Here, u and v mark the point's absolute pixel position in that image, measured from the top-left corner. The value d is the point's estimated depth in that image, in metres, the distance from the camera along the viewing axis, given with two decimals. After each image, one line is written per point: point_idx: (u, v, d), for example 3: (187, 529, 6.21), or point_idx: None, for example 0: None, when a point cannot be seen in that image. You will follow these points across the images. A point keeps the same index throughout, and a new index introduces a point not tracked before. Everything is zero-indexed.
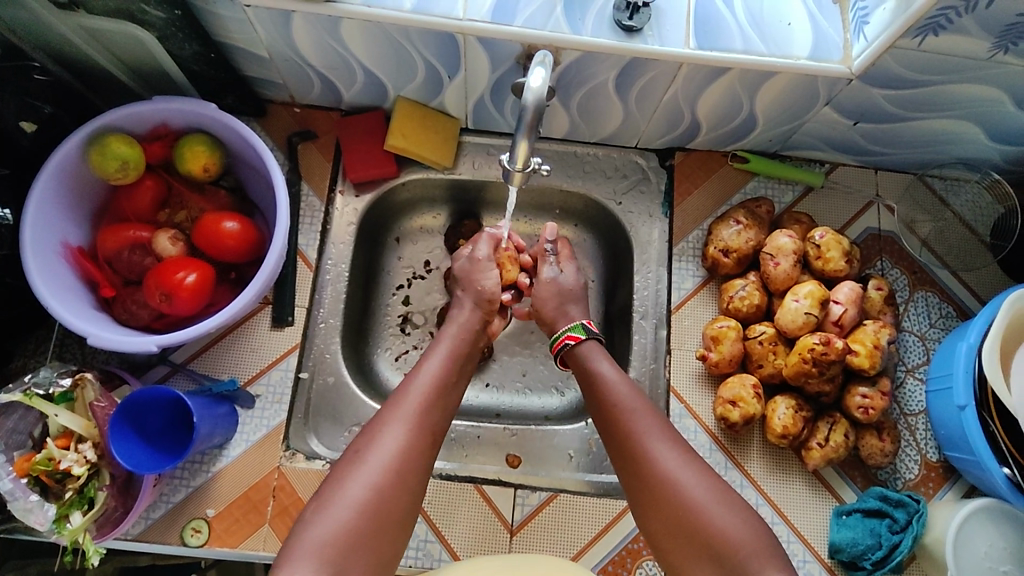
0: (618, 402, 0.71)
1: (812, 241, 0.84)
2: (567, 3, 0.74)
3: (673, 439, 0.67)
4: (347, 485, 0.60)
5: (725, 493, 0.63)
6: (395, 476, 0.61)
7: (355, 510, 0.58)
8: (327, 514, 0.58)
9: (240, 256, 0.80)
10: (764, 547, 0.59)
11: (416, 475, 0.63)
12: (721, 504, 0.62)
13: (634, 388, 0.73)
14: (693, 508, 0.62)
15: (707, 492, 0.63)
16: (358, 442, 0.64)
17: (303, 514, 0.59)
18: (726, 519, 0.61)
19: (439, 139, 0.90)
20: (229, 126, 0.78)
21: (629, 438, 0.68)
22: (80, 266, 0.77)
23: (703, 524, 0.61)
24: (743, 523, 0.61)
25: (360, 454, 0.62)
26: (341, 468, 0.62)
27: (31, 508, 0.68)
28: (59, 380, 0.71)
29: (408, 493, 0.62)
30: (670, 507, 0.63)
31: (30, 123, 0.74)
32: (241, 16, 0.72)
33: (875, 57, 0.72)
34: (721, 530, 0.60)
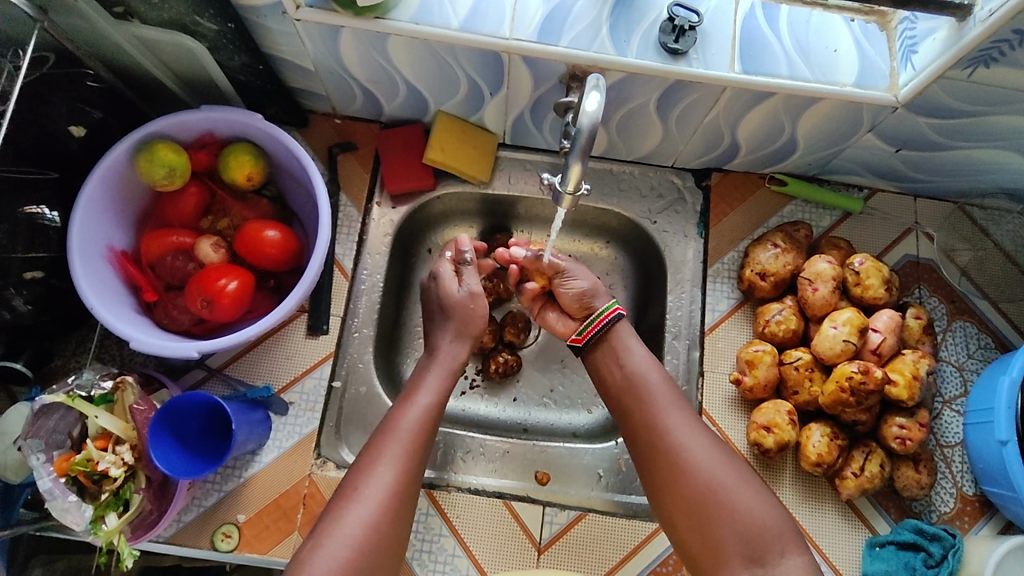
0: (641, 388, 0.73)
1: (851, 268, 0.83)
2: (613, 24, 0.74)
3: (699, 426, 0.70)
4: (344, 520, 0.62)
5: (749, 485, 0.66)
6: (387, 511, 0.63)
7: (353, 545, 0.61)
8: (325, 549, 0.60)
9: (280, 264, 0.81)
10: (784, 531, 0.63)
11: (404, 513, 0.65)
12: (743, 492, 0.65)
13: (663, 376, 0.74)
14: (717, 494, 0.65)
15: (731, 478, 0.66)
16: (353, 478, 0.65)
17: (301, 550, 0.61)
18: (749, 503, 0.64)
19: (476, 154, 0.91)
20: (274, 137, 0.79)
21: (652, 424, 0.70)
22: (123, 269, 0.78)
23: (728, 509, 0.64)
24: (764, 506, 0.64)
25: (355, 489, 0.64)
26: (338, 502, 0.64)
27: (69, 509, 0.69)
28: (101, 383, 0.72)
29: (401, 515, 0.64)
30: (691, 496, 0.65)
31: (79, 127, 0.76)
32: (291, 29, 0.74)
33: (923, 86, 0.71)
34: (745, 514, 0.63)
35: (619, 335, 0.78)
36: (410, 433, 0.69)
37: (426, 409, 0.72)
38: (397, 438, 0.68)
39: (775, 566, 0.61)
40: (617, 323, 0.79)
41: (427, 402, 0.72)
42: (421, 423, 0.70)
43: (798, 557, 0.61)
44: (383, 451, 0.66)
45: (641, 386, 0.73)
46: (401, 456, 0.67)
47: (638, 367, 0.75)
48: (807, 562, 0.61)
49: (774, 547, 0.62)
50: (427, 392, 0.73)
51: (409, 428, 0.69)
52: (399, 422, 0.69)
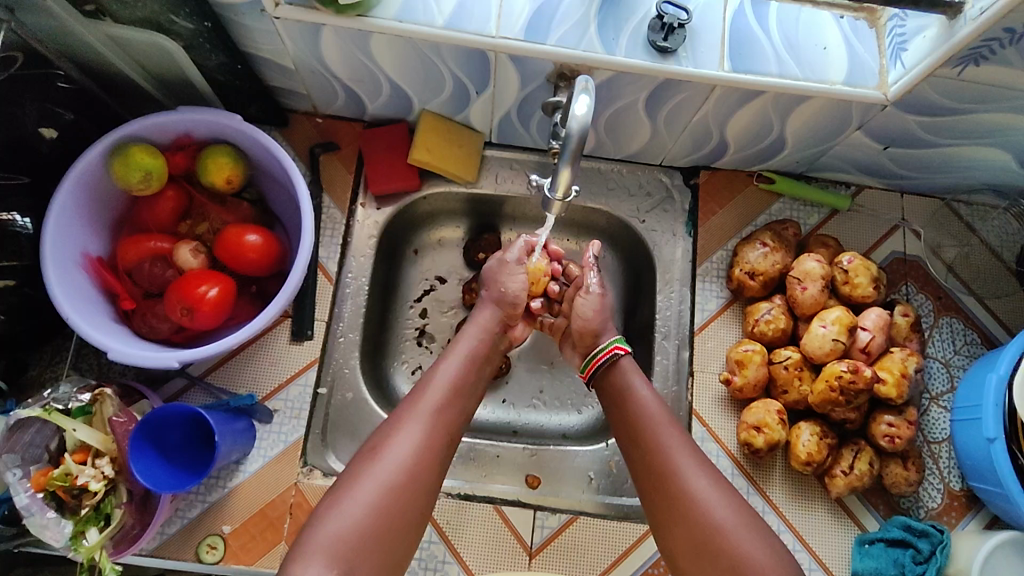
0: (647, 427, 0.71)
1: (840, 266, 0.83)
2: (601, 22, 0.73)
3: (704, 465, 0.67)
4: (367, 474, 0.61)
5: (754, 526, 0.63)
6: (410, 470, 0.62)
7: (370, 505, 0.59)
8: (345, 502, 0.59)
9: (263, 270, 0.79)
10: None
11: (431, 474, 0.64)
12: (746, 533, 0.62)
13: (667, 412, 0.73)
14: (719, 537, 0.62)
15: (734, 521, 0.63)
16: (376, 438, 0.65)
17: (323, 503, 0.60)
18: (752, 548, 0.61)
19: (462, 153, 0.89)
20: (254, 139, 0.76)
21: (657, 462, 0.68)
22: (99, 276, 0.76)
23: (729, 553, 0.61)
24: (770, 552, 0.61)
25: (377, 449, 0.63)
26: (359, 461, 0.63)
27: (48, 525, 0.67)
28: (78, 395, 0.70)
29: (425, 479, 0.63)
30: (695, 538, 0.63)
31: (50, 129, 0.73)
32: (270, 28, 0.71)
33: (913, 84, 0.70)
34: (747, 558, 0.60)
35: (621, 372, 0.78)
36: (437, 397, 0.69)
37: (456, 379, 0.72)
38: (420, 403, 0.68)
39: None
40: (615, 361, 0.79)
41: (455, 373, 0.72)
42: (451, 392, 0.70)
43: None
44: (409, 415, 0.66)
45: (647, 423, 0.71)
46: (427, 419, 0.67)
47: (642, 400, 0.74)
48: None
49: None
50: (456, 353, 0.75)
51: (436, 394, 0.69)
52: (426, 390, 0.69)
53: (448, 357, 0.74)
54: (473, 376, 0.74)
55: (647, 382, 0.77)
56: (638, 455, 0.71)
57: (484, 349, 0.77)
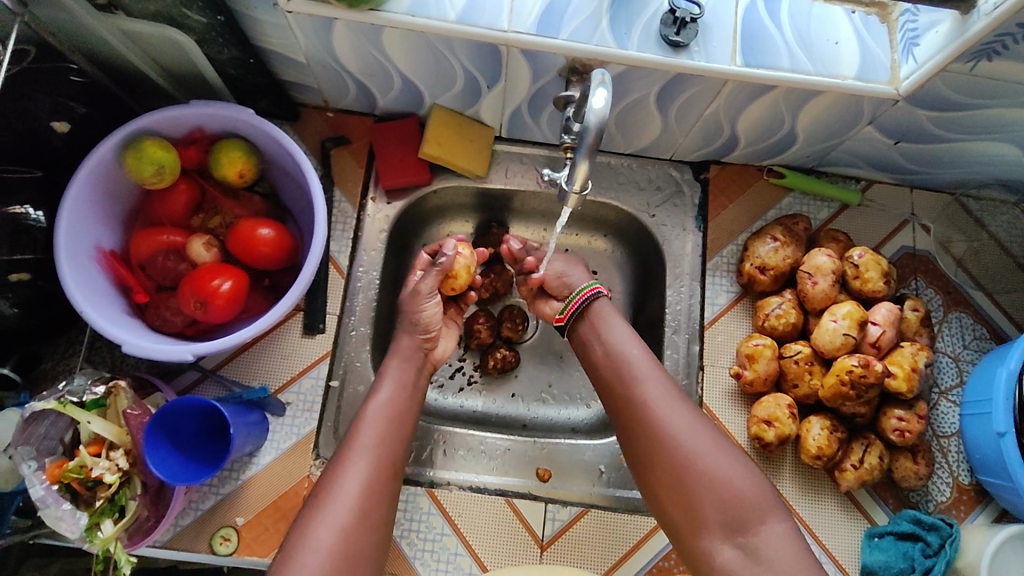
0: (622, 361, 0.73)
1: (851, 261, 0.83)
2: (613, 16, 0.73)
3: (675, 394, 0.70)
4: (313, 532, 0.61)
5: (730, 452, 0.66)
6: (359, 513, 0.63)
7: (324, 555, 0.60)
8: (293, 569, 0.59)
9: (275, 263, 0.79)
10: (763, 496, 0.64)
11: (375, 521, 0.64)
12: (723, 458, 0.65)
13: (641, 347, 0.75)
14: (700, 466, 0.65)
15: (709, 446, 0.66)
16: (319, 490, 0.65)
17: (272, 570, 0.60)
18: (731, 475, 0.64)
19: (472, 147, 0.89)
20: (266, 133, 0.76)
21: (632, 394, 0.71)
22: (112, 269, 0.76)
23: (706, 475, 0.64)
24: (744, 472, 0.65)
25: (320, 501, 0.63)
26: (306, 515, 0.63)
27: (63, 516, 0.68)
28: (92, 388, 0.71)
29: (372, 531, 0.63)
30: (672, 463, 0.66)
31: (63, 123, 0.73)
32: (282, 21, 0.71)
33: (926, 79, 0.70)
34: (725, 482, 0.64)
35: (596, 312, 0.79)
36: (372, 432, 0.69)
37: (389, 411, 0.71)
38: (358, 440, 0.68)
39: (756, 534, 0.62)
40: (594, 301, 0.80)
41: (387, 406, 0.71)
42: (387, 421, 0.70)
43: (778, 524, 0.62)
44: (347, 456, 0.66)
45: (622, 358, 0.73)
46: (366, 458, 0.67)
47: (617, 336, 0.75)
48: (788, 528, 0.62)
49: (754, 515, 0.63)
50: (389, 384, 0.73)
51: (371, 431, 0.69)
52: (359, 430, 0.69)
53: (382, 384, 0.73)
54: (408, 399, 0.74)
55: (617, 315, 0.79)
56: (614, 392, 0.73)
57: (416, 376, 0.77)
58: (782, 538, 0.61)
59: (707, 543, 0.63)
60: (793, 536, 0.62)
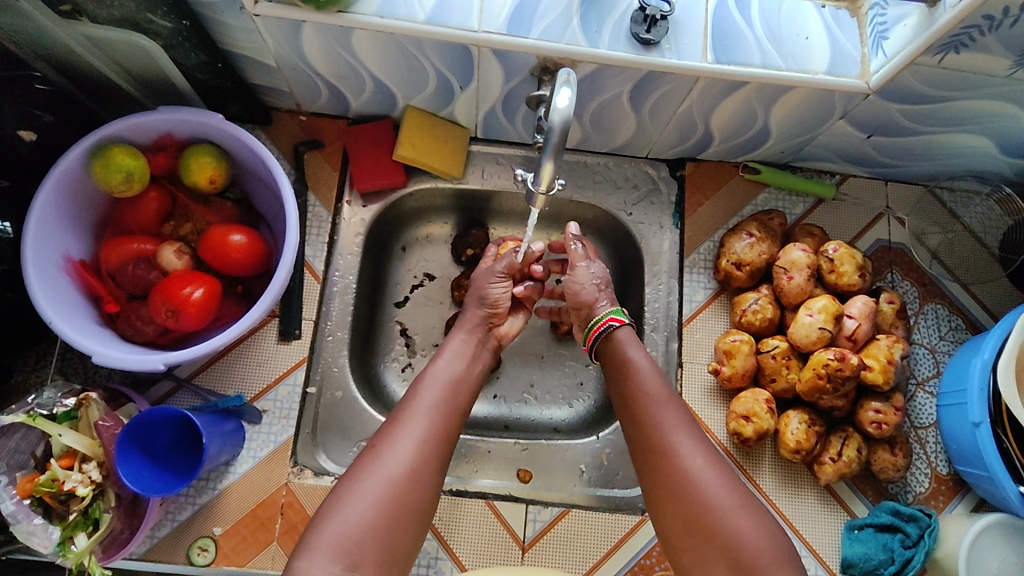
0: (645, 403, 0.71)
1: (826, 255, 0.84)
2: (583, 14, 0.72)
3: (700, 442, 0.67)
4: (371, 469, 0.61)
5: (749, 506, 0.63)
6: (415, 467, 0.63)
7: (376, 502, 0.60)
8: (347, 505, 0.59)
9: (248, 269, 0.78)
10: (783, 558, 0.60)
11: (434, 470, 0.64)
12: (739, 512, 0.62)
13: (665, 386, 0.73)
14: (714, 517, 0.62)
15: (728, 500, 0.63)
16: (375, 440, 0.65)
17: (328, 500, 0.60)
18: (746, 530, 0.61)
19: (447, 149, 0.89)
20: (236, 138, 0.76)
21: (653, 439, 0.69)
22: (82, 279, 0.75)
23: (722, 531, 0.61)
24: (762, 531, 0.61)
25: (376, 449, 0.63)
26: (360, 459, 0.63)
27: (35, 531, 0.67)
28: (63, 401, 0.69)
29: (429, 481, 0.63)
30: (691, 514, 0.63)
31: (28, 132, 0.72)
32: (250, 25, 0.71)
33: (895, 73, 0.71)
34: (740, 538, 0.60)
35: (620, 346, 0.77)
36: (435, 396, 0.69)
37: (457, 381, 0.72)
38: (419, 400, 0.68)
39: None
40: (611, 333, 0.78)
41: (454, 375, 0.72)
42: (449, 390, 0.71)
43: None
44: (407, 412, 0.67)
45: (642, 394, 0.72)
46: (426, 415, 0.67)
47: (640, 370, 0.74)
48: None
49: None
50: (452, 354, 0.75)
51: (435, 388, 0.70)
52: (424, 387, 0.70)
53: (443, 358, 0.74)
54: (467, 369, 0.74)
55: (645, 359, 0.76)
56: (634, 432, 0.71)
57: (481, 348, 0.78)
58: None
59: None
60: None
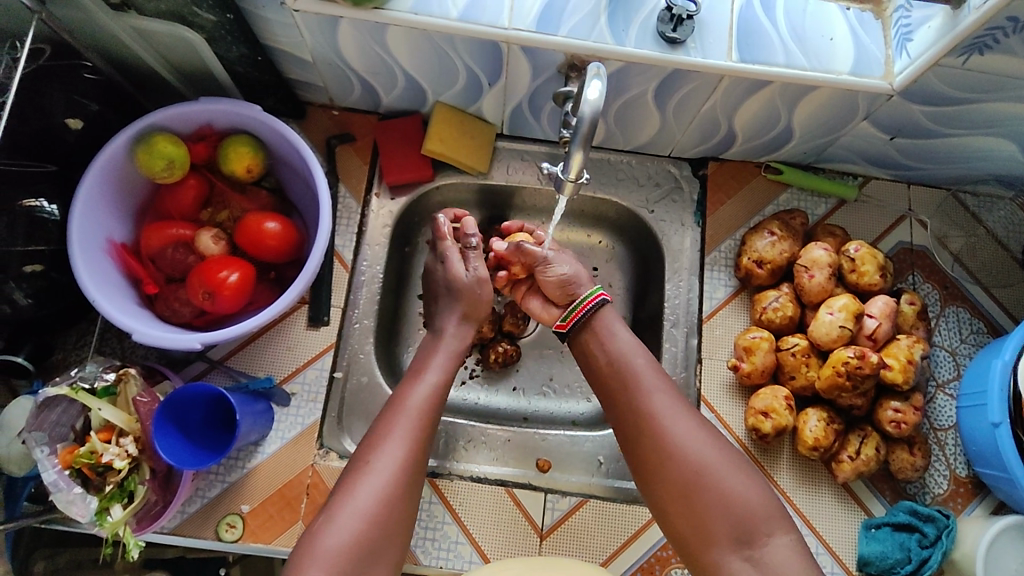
0: (628, 373, 0.72)
1: (847, 255, 0.84)
2: (611, 13, 0.74)
3: (683, 407, 0.69)
4: (356, 493, 0.63)
5: (738, 466, 0.66)
6: (402, 477, 0.65)
7: (365, 518, 0.62)
8: (337, 522, 0.62)
9: (281, 256, 0.81)
10: (771, 511, 0.64)
11: (415, 484, 0.67)
12: (731, 472, 0.65)
13: (646, 356, 0.74)
14: (708, 479, 0.65)
15: (717, 461, 0.66)
16: (363, 452, 0.67)
17: (313, 524, 0.63)
18: (740, 489, 0.64)
19: (474, 144, 0.91)
20: (274, 129, 0.78)
21: (639, 408, 0.70)
22: (123, 262, 0.78)
23: (715, 490, 0.64)
24: (750, 486, 0.65)
25: (365, 465, 0.65)
26: (349, 477, 0.65)
27: (74, 500, 0.69)
28: (103, 375, 0.73)
29: (414, 483, 0.66)
30: (680, 478, 0.65)
31: (77, 119, 0.75)
32: (289, 20, 0.74)
33: (918, 74, 0.72)
34: (734, 497, 0.64)
35: (603, 321, 0.78)
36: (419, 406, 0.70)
37: (434, 391, 0.73)
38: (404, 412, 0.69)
39: (763, 547, 0.61)
40: (601, 308, 0.79)
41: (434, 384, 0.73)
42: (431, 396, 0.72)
43: (785, 535, 0.62)
44: (395, 423, 0.68)
45: (625, 366, 0.73)
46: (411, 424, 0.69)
47: (623, 344, 0.75)
48: (793, 540, 0.62)
49: (761, 527, 0.62)
50: (435, 371, 0.75)
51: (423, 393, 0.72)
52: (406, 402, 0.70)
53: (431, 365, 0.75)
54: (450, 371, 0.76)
55: (621, 334, 0.77)
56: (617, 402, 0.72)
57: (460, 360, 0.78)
58: (790, 550, 0.61)
59: (716, 555, 0.63)
60: (800, 546, 0.62)
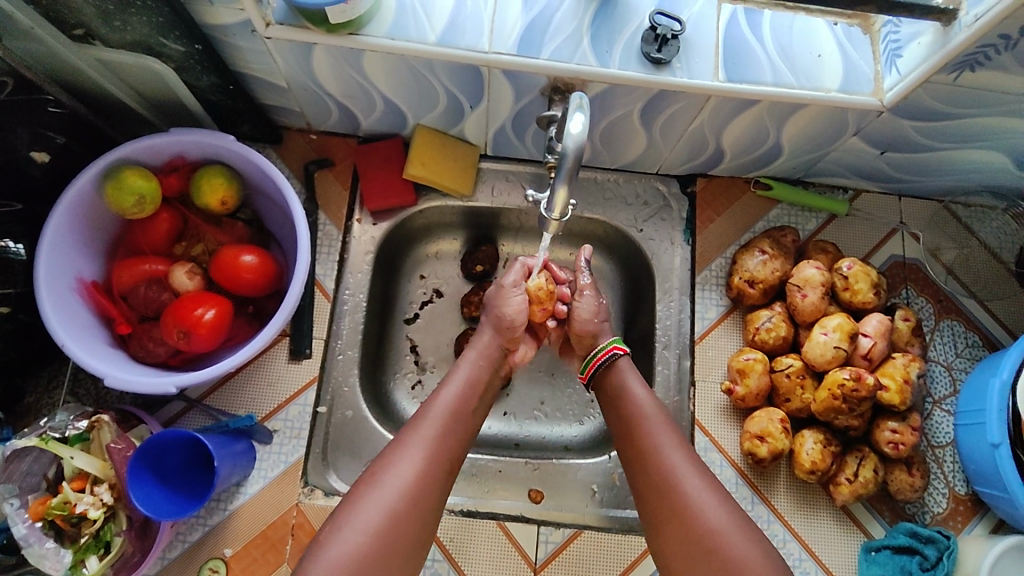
0: (642, 427, 0.71)
1: (840, 273, 0.83)
2: (594, 34, 0.72)
3: (696, 465, 0.68)
4: (364, 503, 0.63)
5: (747, 530, 0.63)
6: (412, 495, 0.64)
7: (370, 530, 0.61)
8: (343, 531, 0.61)
9: (259, 290, 0.78)
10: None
11: (428, 502, 0.65)
12: (738, 536, 0.62)
13: (663, 411, 0.73)
14: (712, 542, 0.62)
15: (725, 521, 0.63)
16: (376, 464, 0.66)
17: (321, 533, 0.62)
18: (746, 554, 0.61)
19: (457, 167, 0.88)
20: (249, 159, 0.76)
21: (650, 464, 0.69)
22: (94, 301, 0.75)
23: (718, 554, 0.61)
24: (762, 555, 0.61)
25: (376, 474, 0.65)
26: (360, 486, 0.65)
27: (47, 554, 0.67)
28: (75, 423, 0.70)
29: (430, 496, 0.66)
30: (688, 538, 0.63)
31: (42, 154, 0.72)
32: (261, 47, 0.71)
33: (909, 90, 0.70)
34: (738, 563, 0.60)
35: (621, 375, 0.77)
36: (437, 422, 0.70)
37: (454, 405, 0.73)
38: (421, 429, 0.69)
39: None
40: (614, 362, 0.78)
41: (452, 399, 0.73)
42: (450, 414, 0.71)
43: None
44: (410, 438, 0.68)
45: (639, 418, 0.72)
46: (427, 441, 0.68)
47: (638, 396, 0.74)
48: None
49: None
50: (453, 385, 0.74)
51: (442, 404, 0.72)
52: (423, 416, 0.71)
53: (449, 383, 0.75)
54: (472, 396, 0.75)
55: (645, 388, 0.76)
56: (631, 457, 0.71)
57: (484, 367, 0.78)
58: None
59: None
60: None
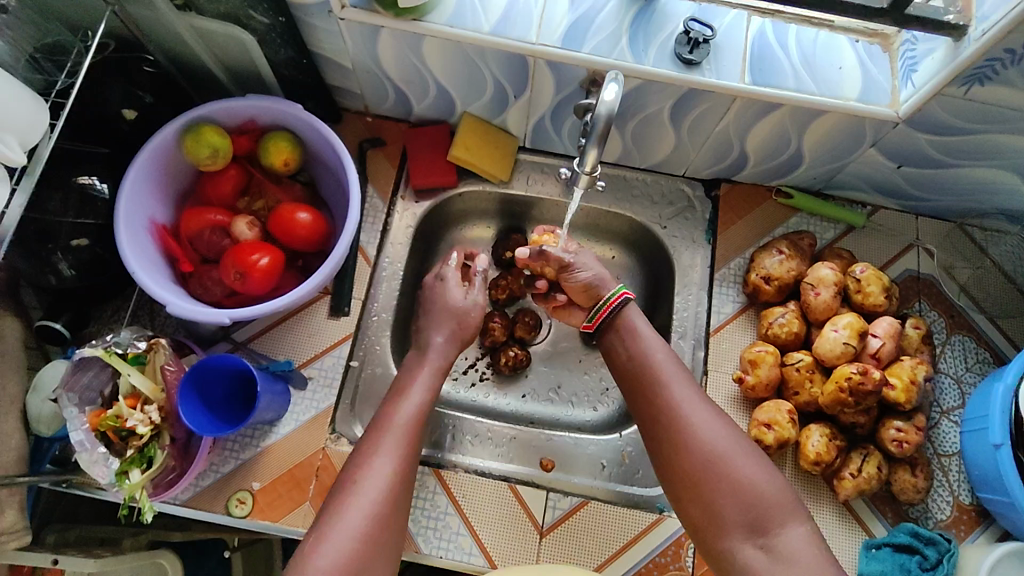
0: (648, 364, 0.74)
1: (853, 275, 0.87)
2: (633, 34, 0.79)
3: (702, 400, 0.71)
4: (344, 514, 0.64)
5: (752, 452, 0.68)
6: (386, 505, 0.66)
7: (356, 537, 0.63)
8: (328, 542, 0.62)
9: (309, 245, 0.85)
10: (785, 499, 0.65)
11: (403, 503, 0.68)
12: (744, 458, 0.67)
13: (666, 347, 0.77)
14: (720, 464, 0.66)
15: (733, 450, 0.67)
16: (350, 474, 0.67)
17: (303, 544, 0.63)
18: (753, 474, 0.66)
19: (497, 154, 0.96)
20: (312, 126, 0.84)
21: (658, 396, 0.72)
22: (163, 241, 0.83)
23: (727, 476, 0.66)
24: (767, 474, 0.66)
25: (351, 485, 0.66)
26: (337, 497, 0.66)
27: (97, 460, 0.72)
28: (136, 343, 0.77)
29: (402, 505, 0.67)
30: (696, 463, 0.67)
31: (132, 110, 0.82)
32: (335, 27, 0.80)
33: (922, 102, 0.75)
34: (747, 482, 0.65)
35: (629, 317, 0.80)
36: (401, 431, 0.71)
37: (419, 409, 0.74)
38: (388, 437, 0.70)
39: (777, 535, 0.63)
40: (625, 306, 0.81)
41: (418, 407, 0.74)
42: (414, 422, 0.72)
43: (799, 525, 0.64)
44: (380, 447, 0.69)
45: (644, 355, 0.75)
46: (395, 453, 0.69)
47: (643, 333, 0.78)
48: (808, 532, 0.64)
49: (776, 517, 0.64)
50: (420, 391, 0.75)
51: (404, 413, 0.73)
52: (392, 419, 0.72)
53: (411, 390, 0.75)
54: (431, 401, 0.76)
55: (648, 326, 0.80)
56: (637, 391, 0.75)
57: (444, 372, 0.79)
58: (803, 541, 0.62)
59: (727, 542, 0.65)
60: (815, 537, 0.63)
